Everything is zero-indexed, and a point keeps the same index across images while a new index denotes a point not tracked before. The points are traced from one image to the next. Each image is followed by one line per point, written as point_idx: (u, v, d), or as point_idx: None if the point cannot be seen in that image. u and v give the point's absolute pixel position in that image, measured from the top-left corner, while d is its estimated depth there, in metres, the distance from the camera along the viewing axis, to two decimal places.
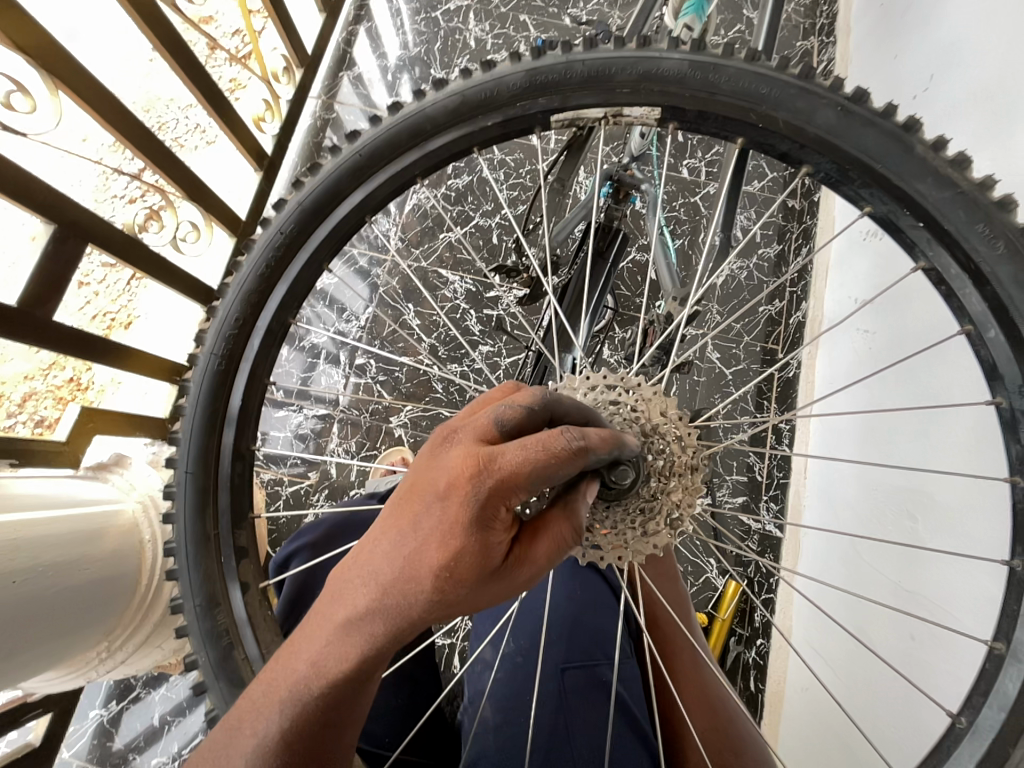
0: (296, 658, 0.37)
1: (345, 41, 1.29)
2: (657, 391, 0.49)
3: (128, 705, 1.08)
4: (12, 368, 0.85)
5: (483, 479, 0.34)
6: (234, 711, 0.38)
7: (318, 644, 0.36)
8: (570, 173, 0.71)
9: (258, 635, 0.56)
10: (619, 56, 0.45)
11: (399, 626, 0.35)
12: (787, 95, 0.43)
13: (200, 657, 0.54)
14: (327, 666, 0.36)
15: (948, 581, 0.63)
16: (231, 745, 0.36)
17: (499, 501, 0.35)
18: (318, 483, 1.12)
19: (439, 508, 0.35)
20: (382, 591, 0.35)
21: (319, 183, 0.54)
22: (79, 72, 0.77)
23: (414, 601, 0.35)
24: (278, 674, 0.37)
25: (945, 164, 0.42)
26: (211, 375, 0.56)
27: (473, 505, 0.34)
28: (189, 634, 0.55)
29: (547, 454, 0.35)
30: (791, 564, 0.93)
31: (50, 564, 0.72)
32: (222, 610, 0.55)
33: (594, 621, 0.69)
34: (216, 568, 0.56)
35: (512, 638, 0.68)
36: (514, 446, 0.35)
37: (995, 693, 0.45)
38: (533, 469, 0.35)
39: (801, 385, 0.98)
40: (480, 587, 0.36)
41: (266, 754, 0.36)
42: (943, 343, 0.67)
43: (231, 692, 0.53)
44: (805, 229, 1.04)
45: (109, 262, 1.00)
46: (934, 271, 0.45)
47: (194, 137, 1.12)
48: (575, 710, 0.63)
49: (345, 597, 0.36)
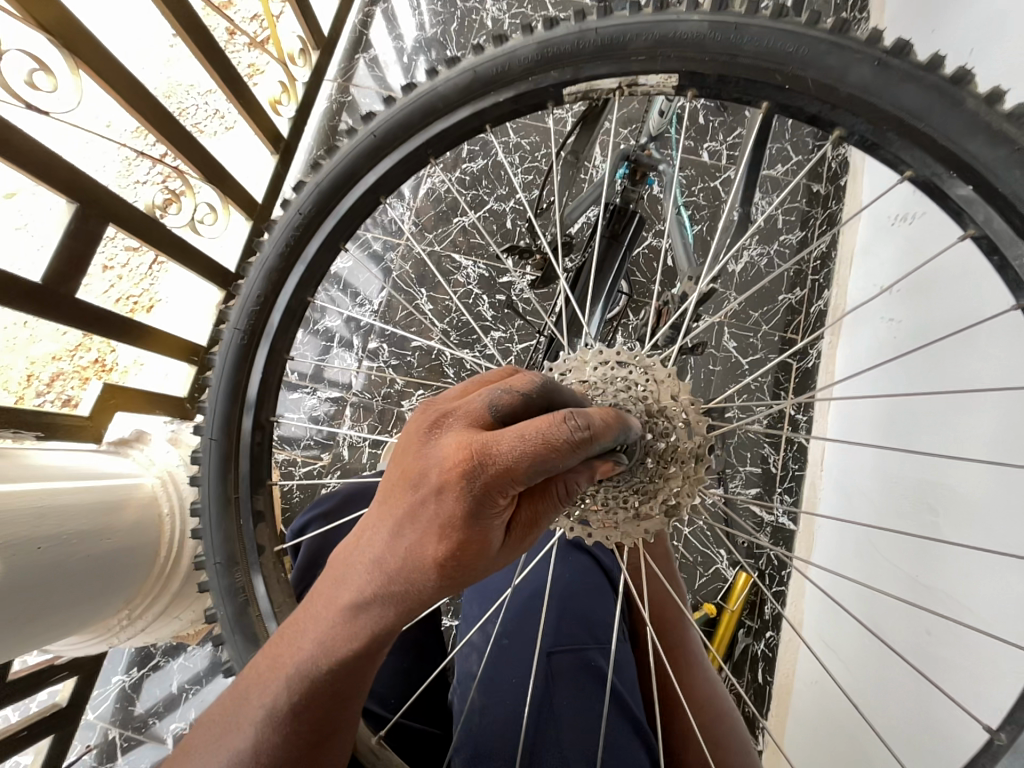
0: (301, 638, 0.37)
1: (362, 23, 1.28)
2: (669, 372, 0.47)
3: (148, 672, 1.12)
4: (42, 348, 0.87)
5: (477, 472, 0.33)
6: (242, 682, 0.39)
7: (322, 625, 0.37)
8: (583, 148, 0.71)
9: (272, 596, 0.58)
10: (634, 22, 0.44)
11: (403, 609, 0.36)
12: (817, 52, 0.40)
13: (218, 610, 0.57)
14: (333, 648, 0.37)
15: (969, 576, 0.61)
16: (243, 713, 0.38)
17: (496, 492, 0.33)
18: (330, 464, 1.14)
19: (434, 498, 0.34)
20: (383, 576, 0.36)
21: (337, 164, 0.54)
22: (98, 51, 0.78)
23: (417, 587, 0.35)
24: (284, 651, 0.38)
25: (1000, 119, 0.38)
26: (236, 349, 0.57)
27: (468, 498, 0.33)
28: (210, 589, 0.57)
29: (545, 446, 0.32)
30: (804, 555, 0.92)
31: (73, 534, 0.75)
32: (239, 569, 0.57)
33: (591, 605, 0.69)
34: (235, 529, 0.57)
35: (509, 619, 0.69)
36: (507, 436, 0.32)
37: None
38: (529, 460, 0.32)
39: (820, 374, 0.96)
40: (480, 571, 0.36)
41: (274, 724, 0.37)
42: (980, 323, 0.63)
43: (245, 646, 0.56)
44: (829, 214, 1.00)
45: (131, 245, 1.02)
46: (984, 238, 0.41)
47: (214, 122, 1.14)
48: (564, 692, 0.63)
49: (347, 580, 0.37)
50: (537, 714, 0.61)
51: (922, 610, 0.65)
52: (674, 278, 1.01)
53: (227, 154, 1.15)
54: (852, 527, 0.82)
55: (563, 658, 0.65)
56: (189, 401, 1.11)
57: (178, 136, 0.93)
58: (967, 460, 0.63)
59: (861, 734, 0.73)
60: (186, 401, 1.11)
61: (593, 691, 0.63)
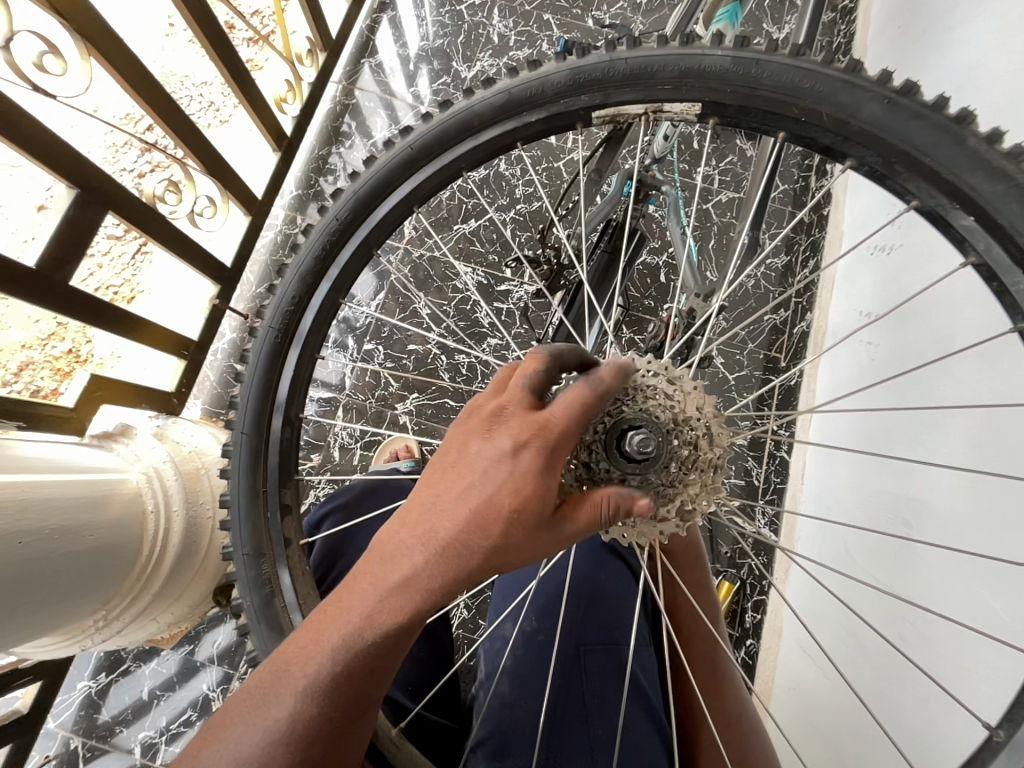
0: (351, 610, 0.38)
1: (369, 28, 1.30)
2: (697, 387, 0.49)
3: (117, 678, 1.08)
4: (10, 336, 0.82)
5: (540, 440, 0.39)
6: (278, 656, 0.39)
7: (374, 596, 0.38)
8: (606, 165, 0.76)
9: (297, 588, 0.57)
10: (660, 54, 0.47)
11: (461, 577, 0.38)
12: (831, 89, 0.44)
13: (244, 601, 0.56)
14: (384, 614, 0.38)
15: (942, 582, 0.64)
16: (283, 683, 0.38)
17: (554, 460, 0.39)
18: (320, 465, 1.12)
19: (496, 470, 0.39)
20: (443, 546, 0.38)
21: (375, 174, 0.54)
22: (110, 38, 0.78)
23: (478, 552, 0.38)
24: (330, 622, 0.38)
25: (1000, 157, 0.41)
26: (270, 346, 0.57)
27: (528, 464, 0.39)
28: (236, 580, 0.56)
29: (587, 409, 0.40)
30: (788, 544, 0.95)
31: (56, 528, 0.72)
32: (266, 561, 0.56)
33: (608, 600, 0.70)
34: (262, 521, 0.56)
35: (530, 615, 0.69)
36: (560, 404, 0.39)
37: None
38: (578, 425, 0.39)
39: (802, 392, 1.01)
40: (530, 545, 0.39)
41: (315, 696, 0.37)
42: (949, 355, 0.68)
43: (270, 637, 0.54)
44: (813, 241, 1.06)
45: (115, 232, 0.96)
46: (985, 266, 0.44)
47: (208, 115, 1.10)
48: (589, 690, 0.65)
49: (404, 554, 0.39)
50: (552, 711, 0.63)
51: (905, 618, 0.69)
52: (667, 296, 1.06)
53: (227, 148, 1.13)
54: (832, 529, 0.86)
55: (589, 654, 0.67)
56: (176, 395, 1.10)
57: (184, 126, 0.93)
58: (941, 473, 0.67)
59: (843, 735, 0.75)
60: (173, 396, 1.10)
61: (613, 683, 0.65)
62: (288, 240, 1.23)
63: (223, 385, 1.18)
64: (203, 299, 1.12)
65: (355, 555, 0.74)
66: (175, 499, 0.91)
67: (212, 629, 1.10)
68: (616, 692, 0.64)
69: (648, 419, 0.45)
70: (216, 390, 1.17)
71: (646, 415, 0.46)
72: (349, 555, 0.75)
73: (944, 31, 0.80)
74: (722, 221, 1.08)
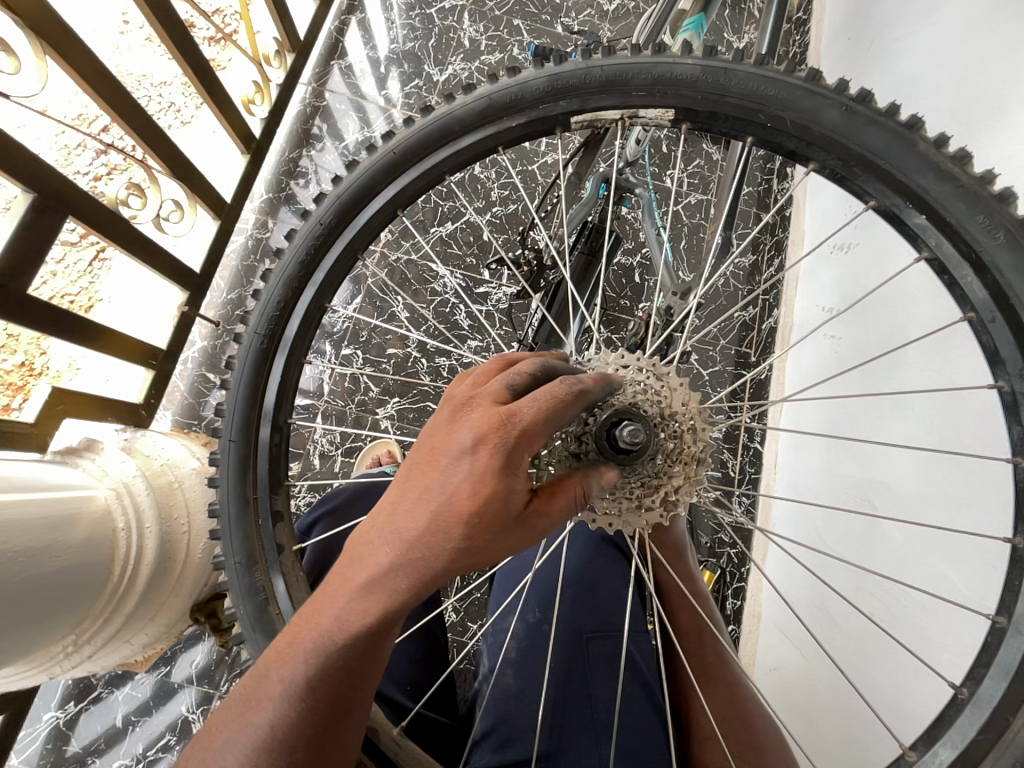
0: (323, 613, 0.39)
1: (337, 30, 1.28)
2: (681, 382, 0.50)
3: (87, 706, 1.02)
4: None
5: (503, 436, 0.38)
6: (259, 661, 0.40)
7: (344, 598, 0.38)
8: (587, 168, 0.79)
9: (292, 593, 0.56)
10: (635, 62, 0.49)
11: (426, 577, 0.38)
12: (794, 97, 0.47)
13: (238, 610, 0.54)
14: (353, 616, 0.38)
15: (907, 556, 0.69)
16: (263, 688, 0.39)
17: (518, 455, 0.38)
18: (300, 473, 1.10)
19: (458, 467, 0.38)
20: (406, 548, 0.37)
21: (357, 179, 0.54)
22: (67, 36, 0.75)
23: (441, 553, 0.37)
24: (305, 626, 0.39)
25: (947, 160, 0.45)
26: (256, 352, 0.56)
27: (493, 460, 0.37)
28: (229, 589, 0.55)
29: (556, 403, 0.39)
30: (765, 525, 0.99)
31: (19, 551, 0.69)
32: (259, 569, 0.55)
33: (602, 590, 0.71)
34: (254, 528, 0.55)
35: (525, 607, 0.71)
36: (526, 401, 0.38)
37: (996, 662, 0.47)
38: (546, 422, 0.38)
39: (772, 385, 1.05)
40: (497, 542, 0.38)
41: (294, 699, 0.38)
42: (906, 346, 0.73)
43: (266, 645, 0.53)
44: (777, 241, 1.11)
45: (70, 239, 0.91)
46: (936, 261, 0.47)
47: (168, 116, 1.05)
48: (584, 678, 0.66)
49: (370, 555, 0.38)
50: (552, 704, 0.64)
51: (876, 592, 0.73)
52: (642, 295, 1.09)
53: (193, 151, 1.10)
54: (806, 510, 0.90)
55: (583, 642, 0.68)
56: (144, 407, 1.05)
57: (148, 129, 0.90)
58: (901, 455, 0.72)
59: (821, 709, 0.79)
60: (141, 407, 1.04)
61: (611, 669, 0.67)
62: (259, 245, 1.20)
63: (194, 395, 1.14)
64: (172, 306, 1.08)
65: (346, 561, 0.74)
66: (147, 513, 0.87)
67: (189, 648, 1.05)
68: (613, 676, 0.66)
69: (638, 412, 0.47)
70: (187, 401, 1.14)
71: (633, 409, 0.48)
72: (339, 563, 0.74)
73: (889, 43, 0.86)
74: (692, 222, 1.12)
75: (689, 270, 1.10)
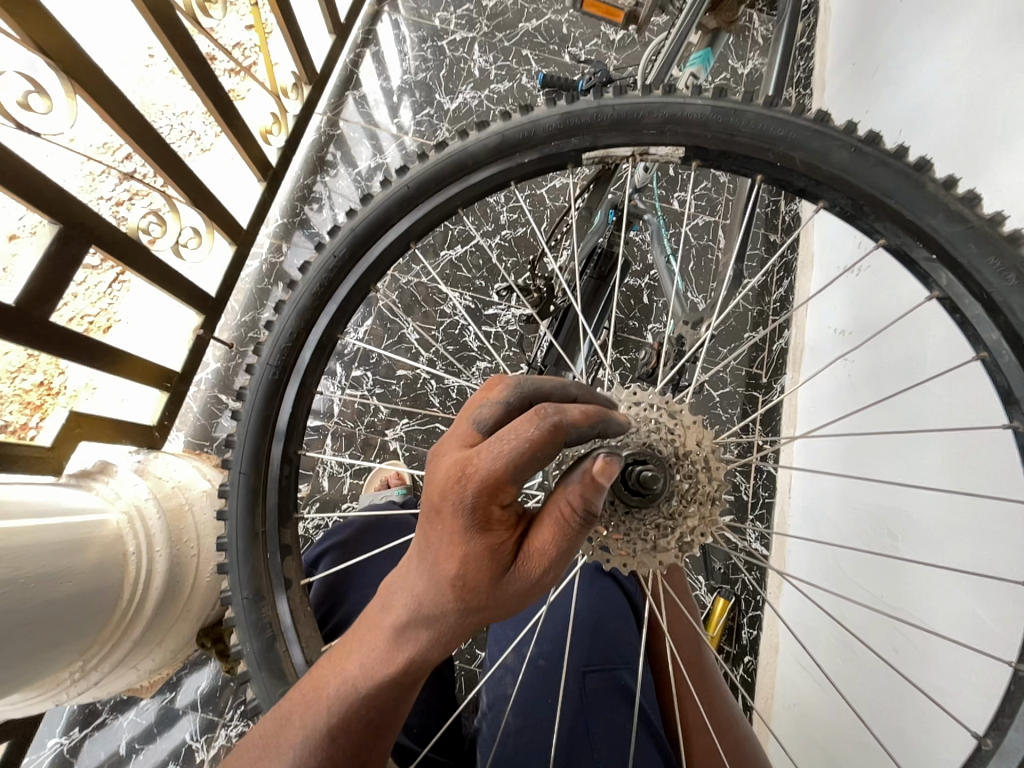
0: (347, 661, 0.42)
1: (352, 62, 1.33)
2: (695, 419, 0.49)
3: (91, 732, 1.01)
4: None
5: (467, 485, 0.38)
6: (284, 707, 0.42)
7: (367, 649, 0.42)
8: (596, 201, 0.85)
9: (300, 633, 0.55)
10: (646, 101, 0.50)
11: (440, 628, 0.41)
12: (803, 137, 0.47)
13: (244, 648, 0.54)
14: (377, 666, 0.41)
15: (931, 595, 0.66)
16: (284, 735, 0.41)
17: (487, 499, 0.38)
18: (309, 496, 1.10)
19: (443, 521, 0.40)
20: (417, 599, 0.41)
21: (371, 213, 0.55)
22: (96, 74, 0.78)
23: (446, 605, 0.40)
24: (328, 671, 0.42)
25: (956, 200, 0.45)
26: (267, 382, 0.56)
27: (465, 514, 0.39)
28: (235, 626, 0.55)
29: (517, 439, 0.38)
30: (780, 566, 0.98)
31: (33, 577, 0.69)
32: (267, 605, 0.54)
33: (613, 626, 0.70)
34: (262, 564, 0.55)
35: (535, 643, 0.69)
36: (484, 445, 0.38)
37: (1021, 713, 0.45)
38: (510, 460, 0.38)
39: (785, 410, 1.04)
40: (498, 591, 0.40)
41: (313, 747, 0.40)
42: (922, 383, 0.72)
43: (272, 684, 0.53)
44: (785, 262, 1.11)
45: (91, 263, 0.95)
46: (947, 299, 0.47)
47: (189, 144, 1.09)
48: (592, 713, 0.65)
49: (390, 606, 0.42)
50: (566, 746, 0.62)
51: (892, 628, 0.71)
52: (651, 316, 1.09)
53: (209, 177, 1.12)
54: (821, 548, 0.89)
55: (596, 678, 0.67)
56: (159, 429, 1.06)
57: (168, 159, 0.93)
58: (920, 489, 0.70)
59: (844, 753, 0.76)
60: (156, 429, 1.06)
61: (622, 709, 0.65)
62: (274, 269, 1.23)
63: (206, 416, 1.15)
64: (187, 329, 1.10)
65: (356, 594, 0.74)
66: (158, 539, 0.87)
67: (194, 672, 1.04)
68: (626, 717, 0.64)
69: (654, 453, 0.46)
70: (200, 422, 1.15)
71: (650, 449, 0.46)
72: (353, 597, 0.73)
73: (895, 72, 0.87)
74: (700, 244, 1.12)
75: (699, 290, 1.10)
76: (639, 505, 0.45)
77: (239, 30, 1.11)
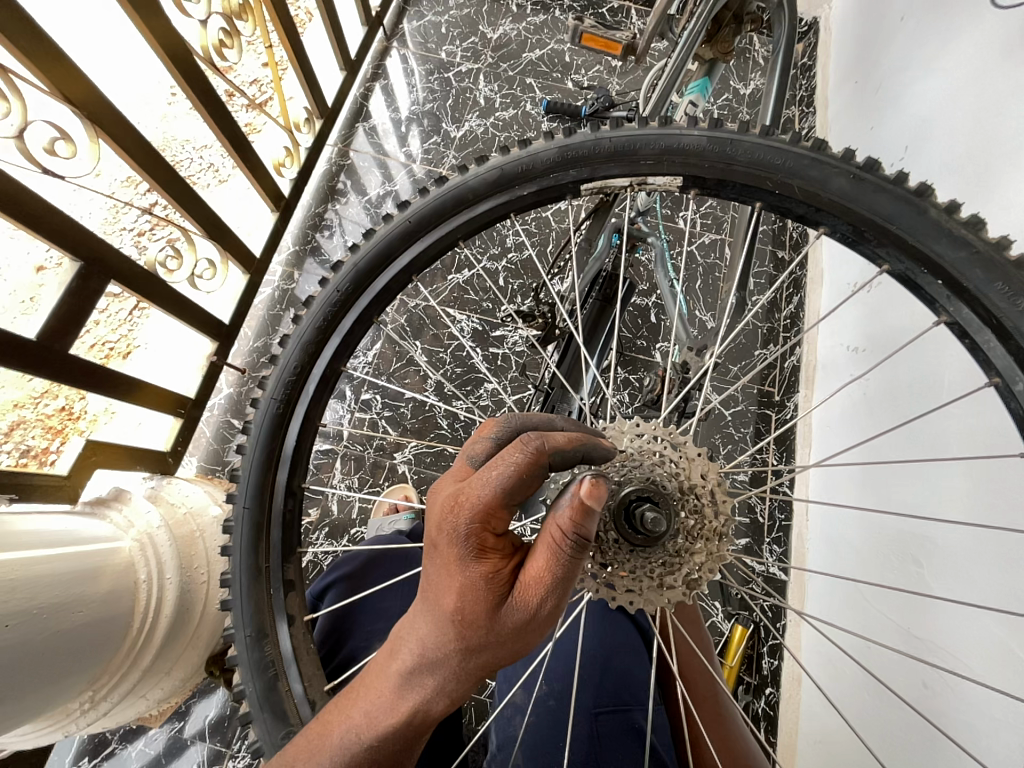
0: (353, 707, 0.43)
1: (363, 95, 1.37)
2: (700, 451, 0.48)
3: (100, 762, 1.00)
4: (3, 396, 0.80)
5: (458, 518, 0.40)
6: (287, 754, 0.43)
7: (371, 696, 0.42)
8: (595, 233, 0.87)
9: (302, 670, 0.55)
10: (642, 133, 0.50)
11: (443, 673, 0.41)
12: (801, 165, 0.47)
13: (246, 686, 0.53)
14: (382, 714, 0.42)
15: (962, 630, 0.63)
16: None
17: (478, 529, 0.40)
18: (318, 520, 1.09)
19: (441, 557, 0.41)
20: (419, 644, 0.41)
21: (375, 246, 0.56)
22: (118, 120, 0.82)
23: (447, 647, 0.41)
24: (333, 717, 0.43)
25: (959, 225, 0.44)
26: (271, 415, 0.57)
27: (461, 543, 0.40)
28: (237, 663, 0.54)
29: (505, 465, 0.40)
30: (798, 606, 0.95)
31: (46, 608, 0.69)
32: (270, 642, 0.54)
33: (623, 664, 0.69)
34: (264, 599, 0.55)
35: (544, 680, 0.68)
36: (474, 475, 0.40)
37: None
38: (499, 486, 0.40)
39: (799, 431, 1.02)
40: (497, 629, 0.40)
41: None
42: (940, 405, 0.70)
43: (274, 724, 0.52)
44: (795, 279, 1.10)
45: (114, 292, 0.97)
46: (956, 325, 0.46)
47: (207, 175, 1.11)
48: (602, 755, 0.63)
49: (394, 652, 0.43)
50: None
51: (918, 664, 0.68)
52: (659, 335, 1.09)
53: (224, 208, 1.15)
54: (840, 583, 0.86)
55: (607, 720, 0.65)
56: (171, 455, 1.09)
57: (183, 193, 0.96)
58: (943, 515, 0.68)
59: None
60: (168, 455, 1.08)
61: (634, 750, 0.63)
62: (286, 295, 1.26)
63: (219, 441, 1.17)
64: (200, 356, 1.13)
65: (363, 629, 0.74)
66: (168, 564, 0.88)
67: (203, 700, 1.04)
68: (636, 761, 0.62)
69: (656, 490, 0.45)
70: (212, 447, 1.17)
71: (652, 485, 0.46)
72: (358, 634, 0.73)
73: (898, 91, 0.87)
74: (707, 262, 1.12)
75: (706, 309, 1.10)
76: (641, 543, 0.45)
77: (256, 68, 1.14)
